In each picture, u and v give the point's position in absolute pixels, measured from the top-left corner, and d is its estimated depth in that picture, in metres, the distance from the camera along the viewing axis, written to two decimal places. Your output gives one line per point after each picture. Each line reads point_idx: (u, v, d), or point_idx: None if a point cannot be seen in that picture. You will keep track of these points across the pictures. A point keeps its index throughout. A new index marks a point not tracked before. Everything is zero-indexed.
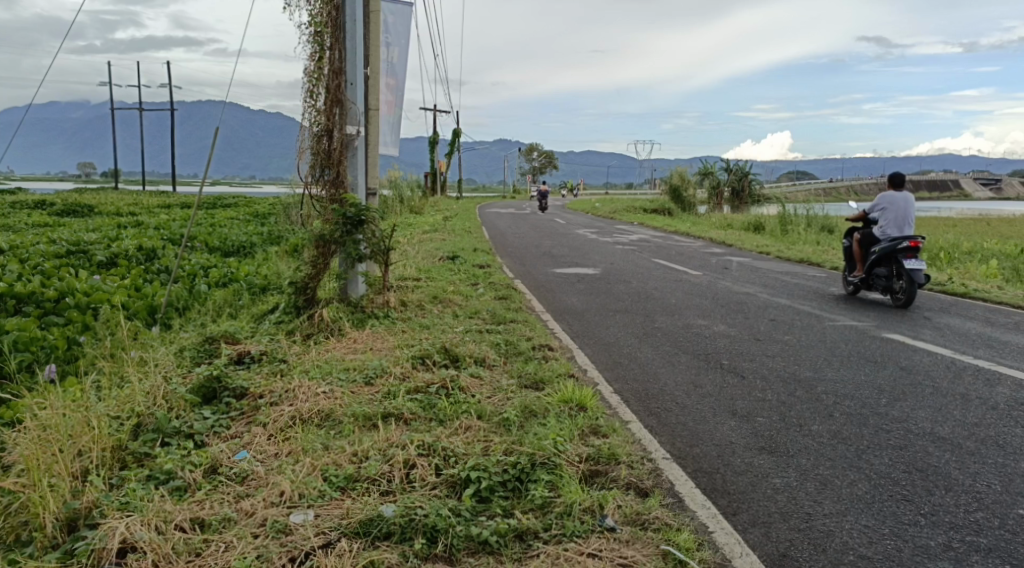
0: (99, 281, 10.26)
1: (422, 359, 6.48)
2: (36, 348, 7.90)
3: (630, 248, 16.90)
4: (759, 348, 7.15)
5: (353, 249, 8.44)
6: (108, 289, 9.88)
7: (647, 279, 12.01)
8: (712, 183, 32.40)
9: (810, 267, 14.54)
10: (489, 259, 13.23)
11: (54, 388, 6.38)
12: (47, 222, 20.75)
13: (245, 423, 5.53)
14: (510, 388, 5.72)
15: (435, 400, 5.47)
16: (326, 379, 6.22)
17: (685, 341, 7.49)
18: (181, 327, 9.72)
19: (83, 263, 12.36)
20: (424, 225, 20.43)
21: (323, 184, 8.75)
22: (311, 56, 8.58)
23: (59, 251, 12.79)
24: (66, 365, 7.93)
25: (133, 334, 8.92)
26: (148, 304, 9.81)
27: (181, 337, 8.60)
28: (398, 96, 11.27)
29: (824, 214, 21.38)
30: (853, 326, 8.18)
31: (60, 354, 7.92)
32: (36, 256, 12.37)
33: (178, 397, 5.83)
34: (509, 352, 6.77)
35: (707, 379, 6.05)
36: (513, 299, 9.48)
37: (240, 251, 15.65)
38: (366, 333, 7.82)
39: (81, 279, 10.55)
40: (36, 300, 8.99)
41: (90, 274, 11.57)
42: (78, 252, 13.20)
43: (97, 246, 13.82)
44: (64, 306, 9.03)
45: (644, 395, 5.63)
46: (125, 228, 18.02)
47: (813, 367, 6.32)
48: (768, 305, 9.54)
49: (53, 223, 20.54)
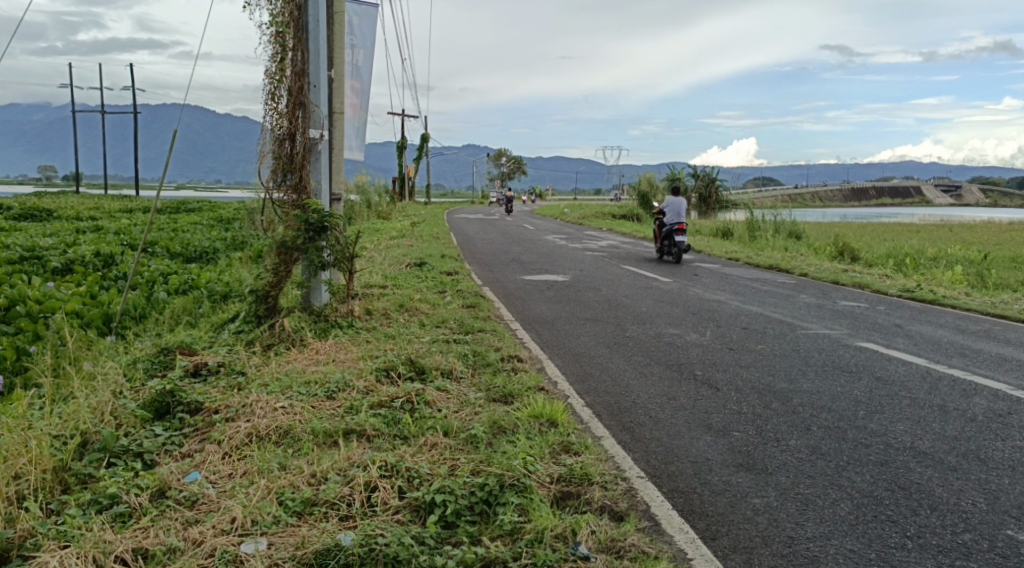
0: (53, 288, 9.92)
1: (386, 371, 6.23)
2: None
3: (598, 254, 16.78)
4: (733, 358, 7.00)
5: (315, 257, 8.19)
6: (62, 297, 9.55)
7: (618, 286, 11.86)
8: (679, 189, 32.47)
9: (779, 273, 14.49)
10: (457, 266, 13.03)
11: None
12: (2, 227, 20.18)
13: (199, 441, 5.27)
14: (478, 402, 5.51)
15: (399, 415, 5.25)
16: (285, 393, 5.96)
17: (656, 351, 7.32)
18: (137, 337, 9.40)
19: (37, 270, 11.99)
20: (391, 231, 20.17)
21: (285, 189, 8.48)
22: (273, 57, 8.30)
23: (12, 258, 12.39)
24: (13, 377, 7.84)
25: (86, 344, 8.61)
26: (104, 313, 9.50)
27: (136, 348, 8.30)
28: (363, 99, 10.98)
29: (792, 220, 21.43)
30: (826, 334, 8.07)
31: (7, 366, 7.86)
32: None
33: (128, 414, 5.56)
34: (477, 363, 6.56)
35: (681, 391, 5.88)
36: (481, 307, 9.27)
37: (203, 257, 15.31)
38: (330, 344, 7.57)
39: (33, 286, 10.19)
40: None
41: (43, 281, 11.19)
42: (33, 258, 12.79)
43: (53, 251, 13.41)
44: (15, 315, 8.83)
45: (617, 409, 5.45)
46: (83, 233, 17.55)
47: (788, 378, 6.17)
48: (739, 313, 9.42)
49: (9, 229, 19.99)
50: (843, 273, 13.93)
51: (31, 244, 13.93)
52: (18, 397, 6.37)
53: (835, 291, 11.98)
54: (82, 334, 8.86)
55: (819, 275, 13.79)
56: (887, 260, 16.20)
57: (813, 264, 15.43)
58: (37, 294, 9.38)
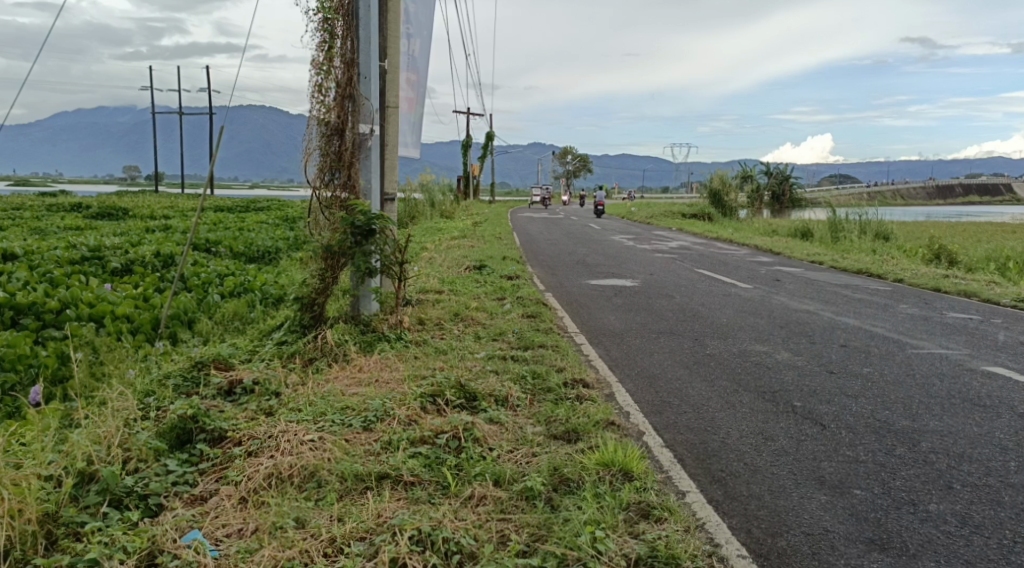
0: (106, 290, 9.35)
1: (432, 397, 5.40)
2: (24, 367, 7.24)
3: (669, 256, 15.77)
4: (835, 385, 6.01)
5: (362, 263, 7.45)
6: (114, 300, 8.96)
7: (693, 292, 10.89)
8: (752, 187, 31.13)
9: (871, 279, 13.27)
10: (519, 269, 12.22)
11: (25, 422, 5.47)
12: (77, 225, 20.09)
13: (214, 481, 4.51)
14: (536, 440, 4.68)
15: (444, 456, 4.45)
16: (317, 423, 5.16)
17: (744, 374, 6.38)
18: (187, 344, 8.80)
19: (97, 270, 11.54)
20: (454, 231, 19.44)
21: (332, 188, 7.69)
22: (319, 45, 7.51)
23: (72, 257, 11.99)
24: (55, 388, 7.27)
25: (132, 354, 8.03)
26: (154, 317, 8.88)
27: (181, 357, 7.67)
28: (419, 92, 10.15)
29: (878, 218, 19.99)
30: (943, 355, 7.03)
31: (50, 376, 7.29)
32: (48, 263, 11.58)
33: (140, 444, 4.72)
34: (537, 388, 5.72)
35: (778, 429, 4.97)
36: (543, 317, 8.45)
37: (264, 258, 14.76)
38: (374, 360, 6.80)
39: (88, 287, 9.71)
40: (35, 312, 8.27)
41: (101, 283, 10.75)
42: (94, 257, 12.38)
43: (116, 251, 13.00)
44: (66, 319, 8.26)
45: (702, 452, 4.56)
46: (152, 232, 17.22)
47: (908, 415, 5.24)
48: (834, 326, 8.39)
49: (84, 226, 19.89)
50: (943, 278, 12.66)
51: (96, 242, 13.53)
52: (47, 413, 5.76)
53: (938, 300, 10.81)
54: (126, 341, 8.25)
55: (917, 282, 12.55)
56: (988, 264, 14.87)
57: (907, 268, 14.13)
58: (89, 296, 8.80)
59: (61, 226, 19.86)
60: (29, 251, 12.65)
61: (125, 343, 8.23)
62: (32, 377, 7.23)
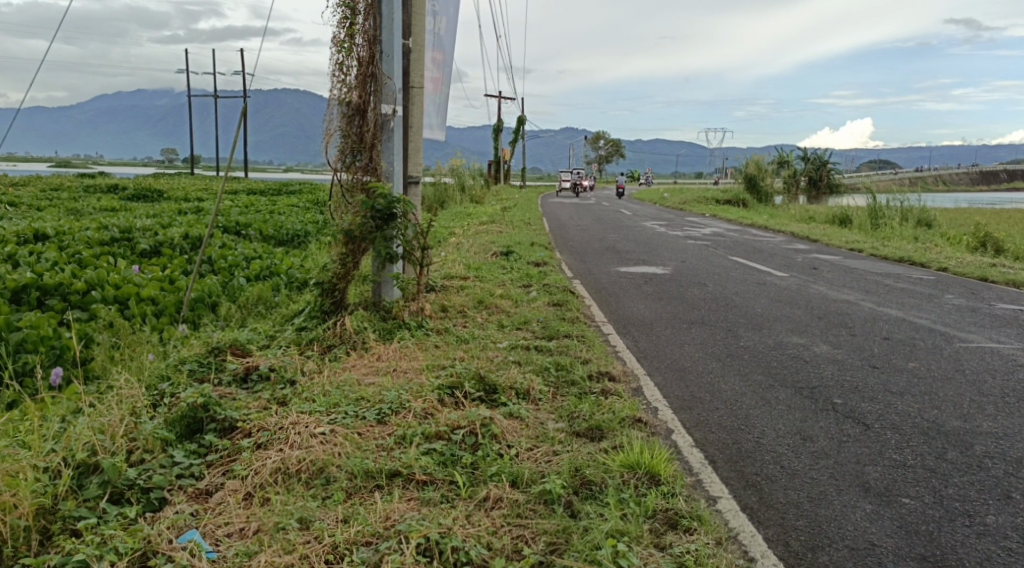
0: (132, 272, 9.19)
1: (450, 390, 5.16)
2: (46, 348, 7.08)
3: (703, 243, 15.37)
4: (878, 381, 5.68)
5: (383, 247, 7.21)
6: (140, 282, 8.79)
7: (726, 280, 10.54)
8: (789, 172, 30.48)
9: (914, 268, 12.79)
10: (548, 256, 11.93)
11: (39, 409, 5.28)
12: (112, 207, 20.07)
13: (220, 473, 4.26)
14: (558, 438, 4.41)
15: (459, 454, 4.19)
16: (330, 414, 4.90)
17: (781, 367, 6.07)
18: (210, 328, 8.61)
19: (125, 252, 11.44)
20: (484, 216, 19.17)
21: (354, 170, 7.43)
22: (341, 22, 7.26)
23: (102, 239, 11.87)
24: (76, 371, 7.09)
25: (154, 337, 7.84)
26: (178, 300, 8.70)
27: (202, 341, 7.47)
28: (445, 73, 9.88)
29: (921, 205, 19.39)
30: (994, 349, 6.67)
31: (71, 359, 7.13)
32: (77, 243, 11.46)
33: (147, 434, 4.45)
34: (561, 382, 5.44)
35: (818, 429, 4.67)
36: (570, 306, 8.16)
37: (293, 242, 14.58)
38: (394, 348, 6.56)
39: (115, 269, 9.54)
40: (61, 292, 8.11)
41: (129, 265, 10.60)
42: (123, 238, 12.25)
43: (145, 233, 12.87)
44: (91, 301, 8.10)
45: (735, 454, 4.29)
46: (184, 214, 17.13)
47: (958, 414, 4.94)
48: (875, 317, 8.02)
49: (118, 208, 19.87)
50: (989, 268, 12.13)
51: (127, 224, 13.45)
52: (63, 398, 5.59)
53: (985, 290, 10.37)
54: (148, 324, 8.07)
55: (962, 270, 12.08)
56: None
57: (952, 257, 13.60)
58: (115, 278, 8.65)
59: (95, 207, 19.85)
60: (59, 231, 12.56)
61: (147, 327, 8.06)
62: (53, 359, 7.06)
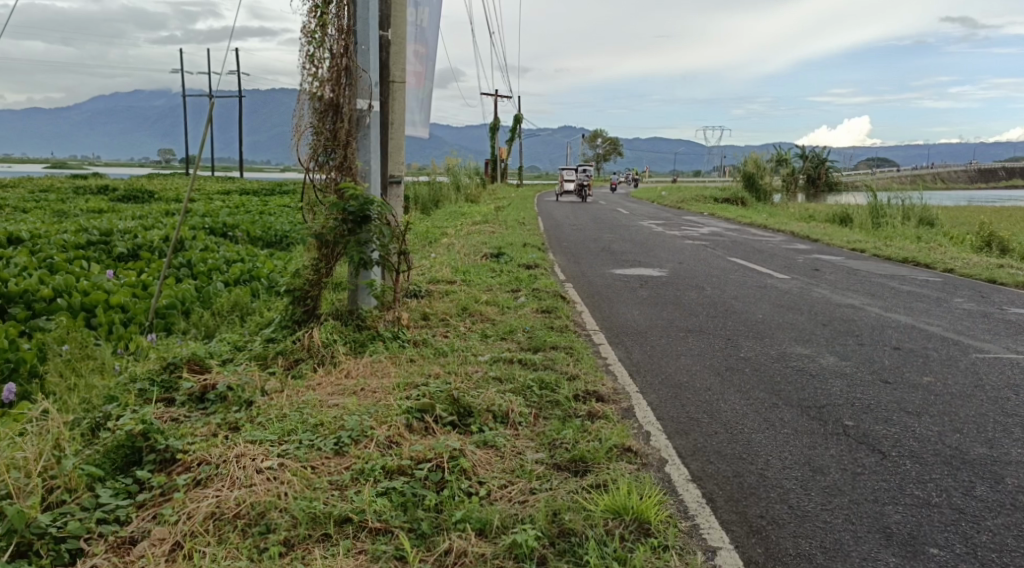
0: (102, 277, 8.60)
1: (420, 413, 4.62)
2: None
3: (701, 243, 14.83)
4: (892, 398, 5.17)
5: (356, 254, 6.57)
6: (110, 288, 8.25)
7: (725, 284, 10.02)
8: (787, 170, 29.90)
9: (919, 269, 12.27)
10: (539, 258, 11.41)
11: None
12: (100, 208, 19.51)
13: (150, 518, 3.77)
14: (536, 472, 3.90)
15: (421, 494, 3.69)
16: (282, 444, 4.37)
17: (785, 381, 5.56)
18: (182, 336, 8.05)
19: (101, 256, 10.87)
20: (477, 216, 18.64)
21: (327, 170, 6.89)
22: (311, 12, 6.70)
23: (78, 242, 11.32)
24: (31, 387, 6.56)
25: (119, 349, 7.30)
26: (148, 307, 8.15)
27: (168, 352, 6.93)
28: (428, 66, 9.32)
29: (923, 203, 18.83)
30: (1014, 361, 6.16)
31: (26, 374, 6.60)
32: (52, 247, 10.91)
33: (70, 471, 3.96)
34: (544, 402, 4.92)
35: (829, 456, 4.17)
36: (559, 314, 7.64)
37: (282, 243, 14.01)
38: (365, 364, 6.04)
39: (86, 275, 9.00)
40: (23, 301, 7.59)
41: (103, 269, 10.06)
42: (102, 241, 11.70)
43: (126, 235, 12.31)
44: (53, 310, 7.56)
45: (737, 490, 3.82)
46: (172, 215, 16.56)
47: (983, 439, 4.43)
48: (884, 325, 7.49)
49: (105, 210, 19.30)
50: (999, 268, 11.60)
51: (107, 226, 12.87)
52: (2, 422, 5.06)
53: (996, 293, 9.83)
54: (114, 333, 7.52)
55: (970, 271, 11.54)
56: None
57: (957, 257, 13.09)
58: (84, 284, 8.09)
59: (83, 208, 19.30)
60: (36, 234, 12.01)
61: (113, 335, 7.49)
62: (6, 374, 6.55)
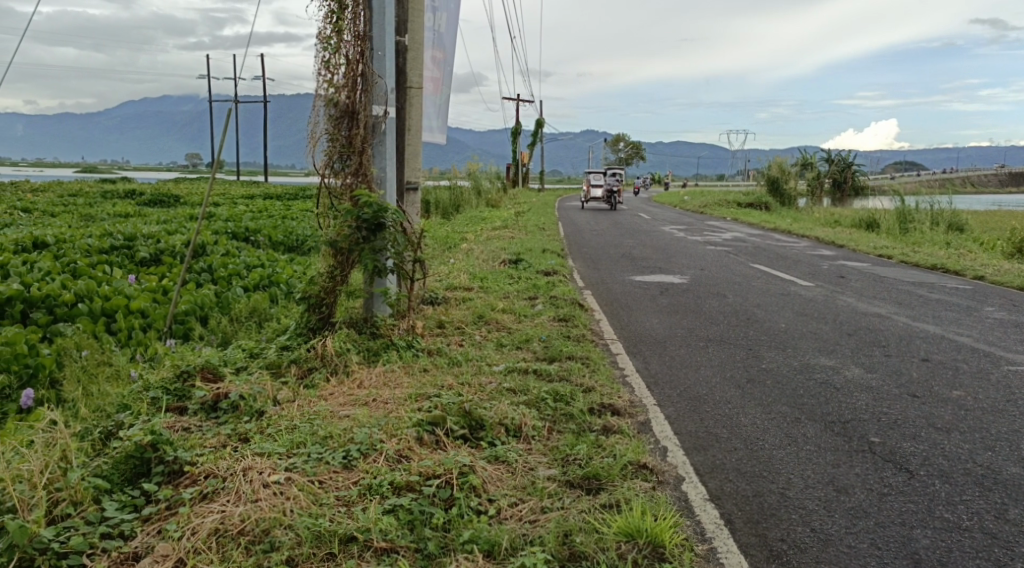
0: (123, 282, 8.57)
1: (431, 426, 4.51)
2: (19, 368, 6.53)
3: (723, 249, 14.62)
4: (921, 413, 4.99)
5: (370, 261, 6.53)
6: (130, 293, 8.21)
7: (747, 291, 9.84)
8: (812, 174, 29.51)
9: (947, 276, 12.00)
10: (559, 264, 11.28)
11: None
12: (124, 213, 19.60)
13: (154, 533, 3.68)
14: (548, 490, 3.78)
15: (430, 512, 3.59)
16: (290, 456, 4.27)
17: (808, 394, 5.39)
18: (201, 342, 7.98)
19: (123, 261, 10.86)
20: (498, 221, 18.54)
21: (343, 176, 6.79)
22: (327, 17, 6.61)
23: (102, 247, 11.31)
24: (50, 394, 6.51)
25: (138, 354, 7.25)
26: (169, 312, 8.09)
27: (187, 358, 6.86)
28: (445, 72, 9.28)
29: (953, 208, 18.46)
30: None
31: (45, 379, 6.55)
32: (76, 252, 10.92)
33: (76, 484, 3.88)
34: (558, 416, 4.78)
35: (854, 475, 4.02)
36: (576, 322, 7.51)
37: (303, 248, 13.95)
38: (378, 374, 5.94)
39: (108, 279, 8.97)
40: (45, 305, 7.57)
41: (126, 274, 10.04)
42: (126, 246, 11.69)
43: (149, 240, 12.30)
44: (73, 314, 7.53)
45: (759, 510, 3.69)
46: (197, 220, 16.56)
47: (1016, 458, 4.25)
48: (911, 334, 7.29)
49: (130, 215, 19.39)
50: None
51: (131, 230, 12.88)
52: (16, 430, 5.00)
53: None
54: (134, 339, 7.47)
55: (1001, 279, 11.25)
56: None
57: (987, 264, 12.78)
58: (105, 288, 8.05)
59: (108, 213, 19.40)
60: (61, 238, 12.04)
61: (131, 341, 7.44)
62: (25, 380, 6.50)
